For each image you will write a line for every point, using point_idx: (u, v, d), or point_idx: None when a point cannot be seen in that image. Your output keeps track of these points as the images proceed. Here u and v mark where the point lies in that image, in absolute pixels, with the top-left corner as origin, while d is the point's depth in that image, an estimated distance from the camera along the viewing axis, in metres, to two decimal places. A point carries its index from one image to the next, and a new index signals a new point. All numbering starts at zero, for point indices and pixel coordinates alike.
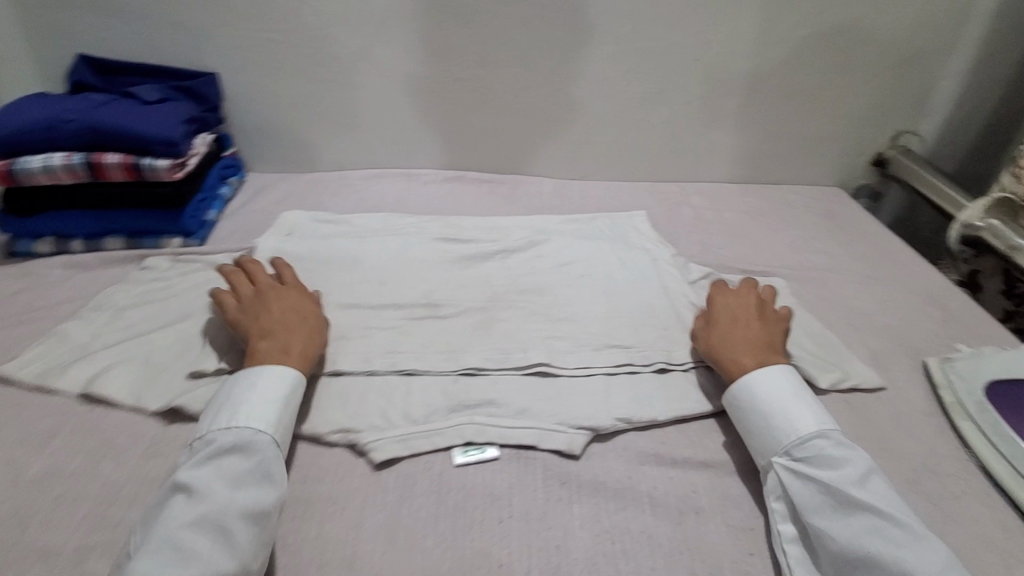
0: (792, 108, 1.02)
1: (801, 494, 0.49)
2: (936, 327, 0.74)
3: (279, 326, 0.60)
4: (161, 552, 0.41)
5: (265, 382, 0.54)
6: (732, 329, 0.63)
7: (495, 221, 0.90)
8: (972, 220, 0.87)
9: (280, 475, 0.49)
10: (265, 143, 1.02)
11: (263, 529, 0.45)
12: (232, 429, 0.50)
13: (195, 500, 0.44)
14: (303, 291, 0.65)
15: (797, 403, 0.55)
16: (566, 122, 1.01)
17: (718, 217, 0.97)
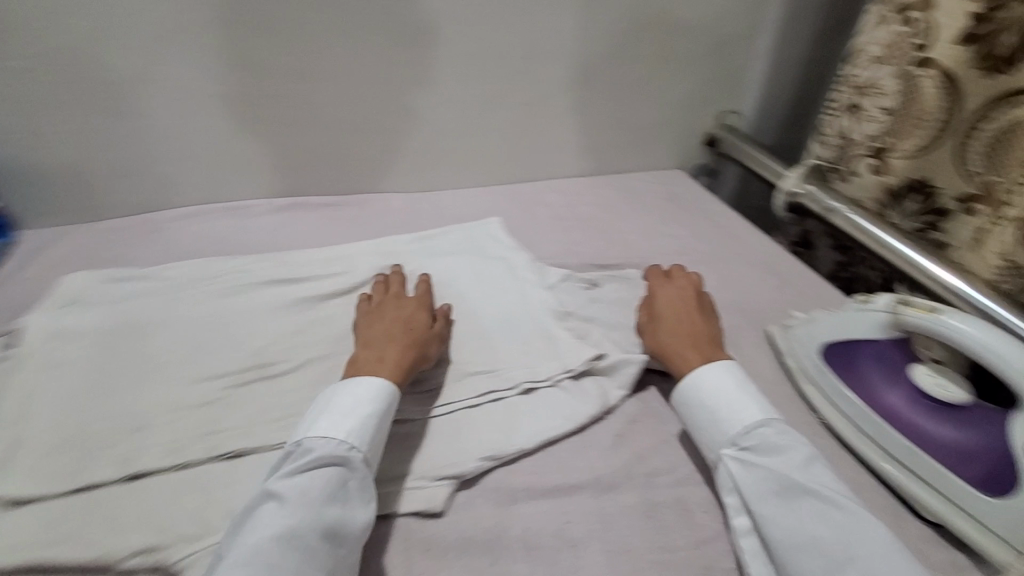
0: (624, 104, 1.04)
1: (751, 484, 0.49)
2: (776, 296, 0.78)
3: (389, 335, 0.59)
4: (251, 563, 0.41)
5: (364, 396, 0.52)
6: (672, 324, 0.63)
7: (338, 248, 0.79)
8: (792, 188, 0.91)
9: (368, 495, 0.48)
10: (34, 194, 0.83)
11: (338, 554, 0.44)
12: (329, 443, 0.48)
13: (288, 512, 0.43)
14: (423, 302, 0.64)
15: (739, 394, 0.55)
16: (405, 132, 0.93)
17: (576, 211, 0.97)
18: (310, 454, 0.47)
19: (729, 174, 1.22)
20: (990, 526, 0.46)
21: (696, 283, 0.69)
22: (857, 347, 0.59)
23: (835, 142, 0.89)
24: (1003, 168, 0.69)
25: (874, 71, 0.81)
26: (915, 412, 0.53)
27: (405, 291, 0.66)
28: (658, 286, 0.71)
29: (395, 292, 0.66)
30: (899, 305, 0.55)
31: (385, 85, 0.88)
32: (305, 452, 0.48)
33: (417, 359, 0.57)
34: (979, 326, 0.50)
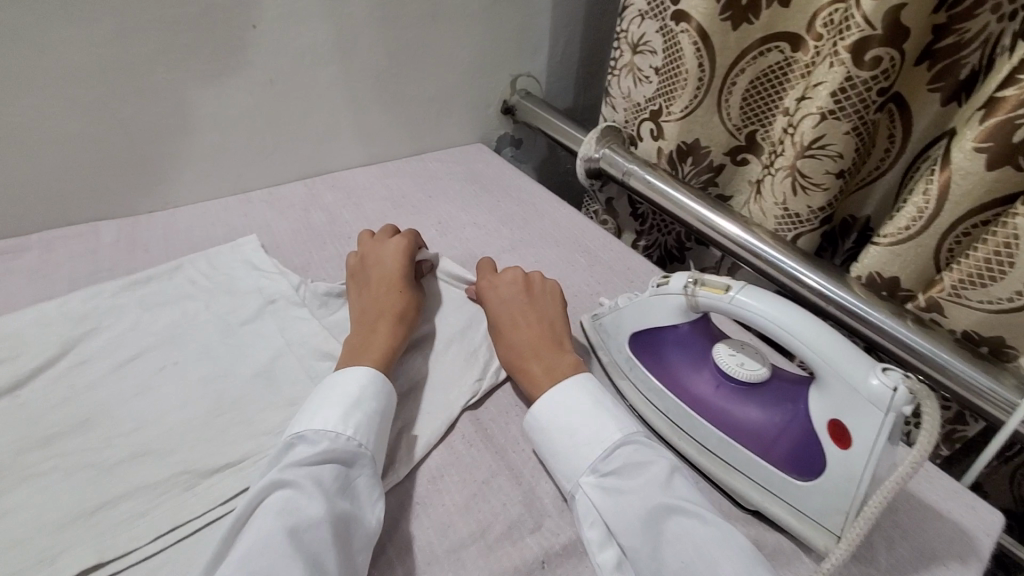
0: (398, 77, 0.89)
1: (616, 515, 0.42)
2: (584, 277, 0.72)
3: (379, 306, 0.56)
4: (263, 559, 0.35)
5: (373, 380, 0.48)
6: (511, 334, 0.56)
7: (3, 320, 0.54)
8: (590, 152, 0.85)
9: (378, 491, 0.44)
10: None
11: (348, 555, 0.39)
12: (336, 437, 0.44)
13: (303, 505, 0.39)
14: (403, 256, 0.62)
15: (596, 411, 0.48)
16: (101, 136, 0.68)
17: (361, 211, 0.82)
18: (320, 447, 0.42)
19: (534, 143, 1.15)
20: (805, 512, 0.44)
21: (523, 271, 0.62)
22: (662, 333, 0.54)
23: (622, 104, 0.85)
24: (761, 116, 0.74)
25: (641, 28, 0.76)
26: (723, 395, 0.49)
27: (381, 247, 0.63)
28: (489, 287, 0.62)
29: (373, 253, 0.63)
30: (692, 284, 0.50)
31: (34, 77, 0.60)
32: (310, 443, 0.43)
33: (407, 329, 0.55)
34: (765, 299, 0.46)
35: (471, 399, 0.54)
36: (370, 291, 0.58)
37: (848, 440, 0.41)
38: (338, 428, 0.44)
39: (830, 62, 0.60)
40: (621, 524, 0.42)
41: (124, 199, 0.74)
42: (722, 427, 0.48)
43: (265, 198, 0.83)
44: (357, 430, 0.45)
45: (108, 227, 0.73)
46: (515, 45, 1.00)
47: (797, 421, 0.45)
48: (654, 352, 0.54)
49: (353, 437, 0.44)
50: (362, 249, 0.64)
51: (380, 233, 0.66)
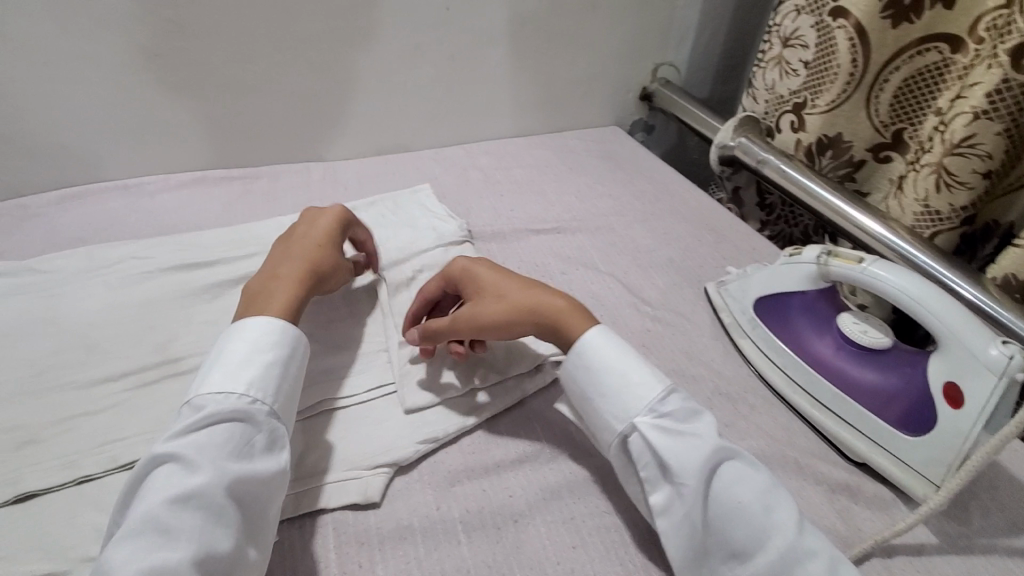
0: (553, 60, 1.00)
1: (676, 454, 0.42)
2: (709, 252, 0.79)
3: (284, 258, 0.56)
4: (143, 535, 0.36)
5: (263, 327, 0.48)
6: (520, 287, 0.54)
7: (256, 226, 0.73)
8: (726, 140, 0.90)
9: (276, 443, 0.44)
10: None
11: (248, 510, 0.40)
12: (228, 397, 0.44)
13: (186, 475, 0.39)
14: (324, 229, 0.60)
15: (639, 363, 0.48)
16: (322, 93, 0.85)
17: (509, 174, 0.94)
18: (205, 411, 0.42)
19: (666, 131, 1.21)
20: (911, 463, 0.49)
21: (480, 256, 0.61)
22: (790, 299, 0.62)
23: (764, 95, 0.89)
24: (912, 115, 0.75)
25: (795, 23, 0.81)
26: (843, 358, 0.56)
27: (311, 219, 0.62)
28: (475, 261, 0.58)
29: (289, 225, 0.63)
30: (825, 255, 0.57)
31: (287, 42, 0.79)
32: (197, 408, 0.43)
33: (316, 275, 0.55)
34: (898, 272, 0.52)
35: None
36: (281, 257, 0.57)
37: (960, 402, 0.47)
38: (221, 391, 0.44)
39: (988, 64, 0.62)
40: (682, 468, 0.42)
41: (328, 146, 0.92)
42: (838, 384, 0.55)
43: (430, 156, 0.97)
44: (239, 389, 0.44)
45: (314, 167, 0.90)
46: (663, 35, 1.07)
47: (914, 385, 0.51)
48: (772, 315, 0.62)
49: (241, 396, 0.44)
50: (303, 216, 0.63)
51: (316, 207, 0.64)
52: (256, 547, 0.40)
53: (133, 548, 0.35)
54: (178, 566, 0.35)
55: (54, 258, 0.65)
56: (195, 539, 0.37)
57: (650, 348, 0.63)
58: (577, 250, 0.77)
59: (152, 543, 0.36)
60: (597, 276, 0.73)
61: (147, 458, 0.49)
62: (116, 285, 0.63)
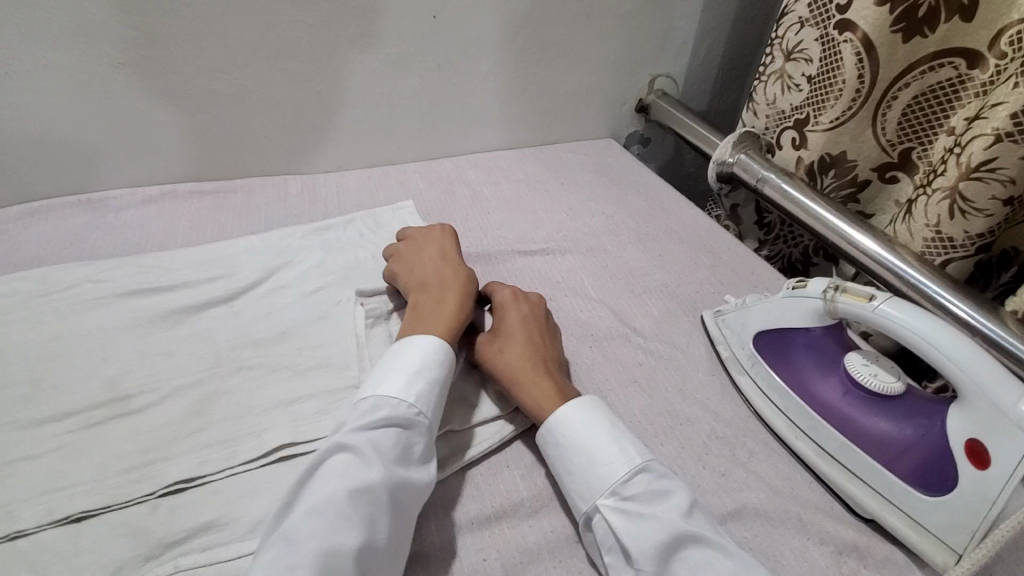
0: (546, 71, 0.95)
1: (634, 539, 0.41)
2: (707, 277, 0.74)
3: (443, 280, 0.59)
4: (322, 520, 0.37)
5: (435, 344, 0.50)
6: (526, 347, 0.54)
7: (225, 246, 0.69)
8: (724, 157, 0.86)
9: (430, 456, 0.46)
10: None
11: (404, 519, 0.41)
12: (399, 404, 0.45)
13: (364, 470, 0.40)
14: (455, 255, 0.64)
15: (613, 437, 0.46)
16: (301, 104, 0.81)
17: (498, 190, 0.89)
18: (379, 412, 0.44)
19: (663, 144, 1.17)
20: (923, 523, 0.45)
21: (544, 299, 0.61)
22: (793, 334, 0.57)
23: (764, 110, 0.85)
24: (922, 133, 0.71)
25: (798, 35, 0.77)
26: (849, 404, 0.52)
27: (438, 243, 0.65)
28: (510, 306, 0.58)
29: (422, 241, 0.65)
30: (833, 289, 0.53)
31: (264, 52, 0.75)
32: (374, 408, 0.45)
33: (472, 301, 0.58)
34: (911, 312, 0.48)
35: (586, 366, 0.60)
36: (431, 277, 0.59)
37: (986, 461, 0.43)
38: (397, 394, 0.46)
39: (1015, 81, 0.58)
40: (641, 556, 0.40)
41: (308, 159, 0.87)
42: (845, 433, 0.50)
43: (415, 169, 0.93)
44: (412, 397, 0.46)
45: (292, 180, 0.86)
46: (661, 45, 1.02)
47: (928, 438, 0.47)
48: (774, 351, 0.58)
49: (410, 404, 0.46)
50: (424, 238, 0.66)
51: (428, 229, 0.68)
52: (402, 554, 0.41)
53: (313, 531, 0.37)
54: (343, 563, 0.36)
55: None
56: (363, 535, 0.38)
57: (642, 385, 0.58)
58: (565, 274, 0.73)
59: (330, 530, 0.37)
60: (587, 303, 0.68)
61: (84, 515, 0.44)
62: (64, 313, 0.58)
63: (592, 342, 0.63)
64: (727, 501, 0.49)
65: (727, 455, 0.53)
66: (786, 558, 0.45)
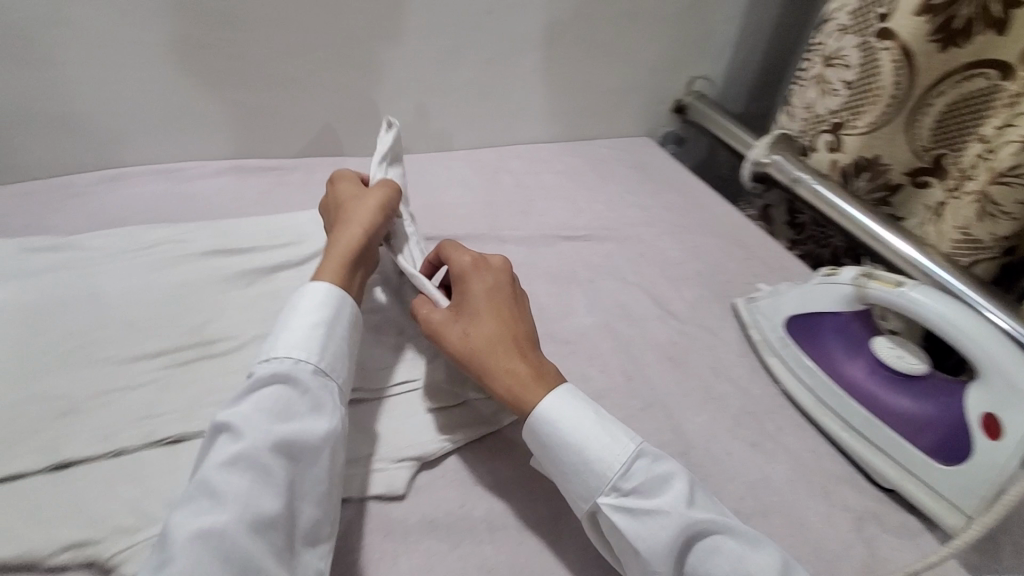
0: (590, 68, 1.00)
1: (643, 538, 0.40)
2: (740, 269, 0.78)
3: (343, 218, 0.56)
4: (195, 500, 0.37)
5: (311, 296, 0.48)
6: (495, 329, 0.49)
7: (293, 216, 0.74)
8: (760, 157, 0.90)
9: (324, 402, 0.44)
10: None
11: (296, 472, 0.40)
12: (274, 361, 0.44)
13: (234, 438, 0.39)
14: (353, 201, 0.59)
15: (598, 427, 0.44)
16: (361, 89, 0.87)
17: (540, 180, 0.94)
18: (251, 376, 0.43)
19: (698, 146, 1.21)
20: (940, 492, 0.50)
21: (509, 264, 0.55)
22: (823, 319, 0.62)
23: (801, 114, 0.89)
24: (954, 140, 0.74)
25: (839, 42, 0.81)
26: (875, 383, 0.56)
27: (343, 193, 0.61)
28: (474, 282, 0.53)
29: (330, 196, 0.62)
30: (863, 277, 0.58)
31: (332, 41, 0.81)
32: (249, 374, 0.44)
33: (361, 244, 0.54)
34: (937, 298, 0.53)
35: (625, 342, 0.64)
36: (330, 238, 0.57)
37: (999, 432, 0.48)
38: (270, 355, 0.45)
39: None
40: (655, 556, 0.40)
41: (365, 142, 0.93)
42: (869, 409, 0.55)
43: (462, 157, 0.98)
44: (290, 351, 0.44)
45: (348, 161, 0.91)
46: (701, 47, 1.06)
47: (948, 414, 0.52)
48: (804, 335, 0.62)
49: (287, 358, 0.44)
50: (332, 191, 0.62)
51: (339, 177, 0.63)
52: (312, 504, 0.40)
53: (190, 512, 0.36)
54: (224, 528, 0.35)
55: (92, 238, 0.66)
56: (243, 500, 0.37)
57: (677, 361, 0.63)
58: (604, 260, 0.77)
59: (205, 506, 0.36)
60: (625, 286, 0.73)
61: (181, 439, 0.50)
62: (151, 267, 0.64)
63: (631, 322, 0.67)
64: (754, 468, 0.53)
65: (757, 428, 0.57)
66: (807, 519, 0.49)
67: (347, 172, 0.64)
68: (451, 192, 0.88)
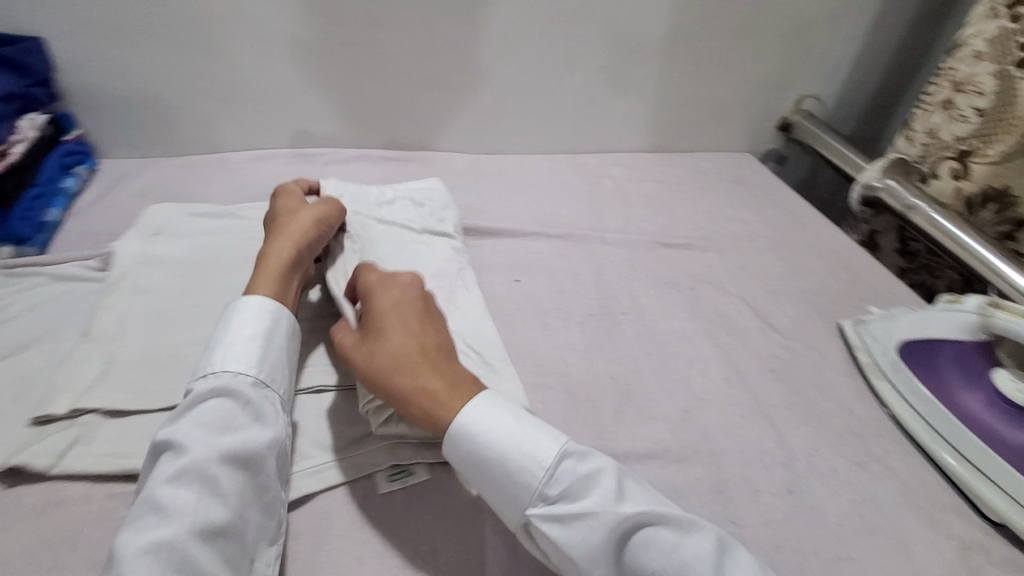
0: (698, 80, 1.01)
1: (577, 545, 0.40)
2: (844, 290, 0.77)
3: (277, 233, 0.58)
4: (146, 514, 0.38)
5: (246, 312, 0.49)
6: (398, 343, 0.47)
7: None
8: (871, 181, 0.88)
9: (264, 411, 0.45)
10: (103, 122, 0.83)
11: (250, 476, 0.42)
12: (215, 376, 0.45)
13: (181, 453, 0.40)
14: (296, 214, 0.61)
15: (511, 442, 0.43)
16: (478, 90, 0.93)
17: (639, 186, 0.96)
18: (193, 392, 0.44)
19: (798, 165, 1.18)
20: None
21: (418, 275, 0.53)
22: (939, 347, 0.61)
23: (922, 138, 0.86)
24: None
25: (972, 68, 0.78)
26: (994, 414, 0.57)
27: (286, 206, 0.62)
28: (380, 292, 0.51)
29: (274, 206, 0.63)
30: (990, 307, 0.56)
31: (459, 45, 0.87)
32: (191, 391, 0.45)
33: (297, 257, 0.56)
34: None
35: (726, 350, 0.65)
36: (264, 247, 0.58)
37: None
38: (208, 370, 0.46)
39: None
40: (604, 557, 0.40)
41: (475, 139, 0.99)
42: (985, 439, 0.55)
43: (563, 159, 1.01)
44: (231, 366, 0.46)
45: (459, 156, 0.97)
46: (815, 65, 1.05)
47: None
48: (917, 362, 0.62)
49: (228, 372, 0.45)
50: (275, 204, 0.64)
51: (282, 192, 0.65)
52: (257, 510, 0.42)
53: (136, 529, 0.37)
54: (176, 539, 0.37)
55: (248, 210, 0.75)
56: (196, 508, 0.38)
57: (778, 374, 0.63)
58: (704, 269, 0.78)
59: (157, 519, 0.37)
60: (725, 296, 0.74)
61: None
62: None
63: (732, 332, 0.68)
64: (856, 486, 0.53)
65: (860, 449, 0.57)
66: (911, 541, 0.50)
67: (292, 187, 0.66)
68: (554, 192, 0.92)
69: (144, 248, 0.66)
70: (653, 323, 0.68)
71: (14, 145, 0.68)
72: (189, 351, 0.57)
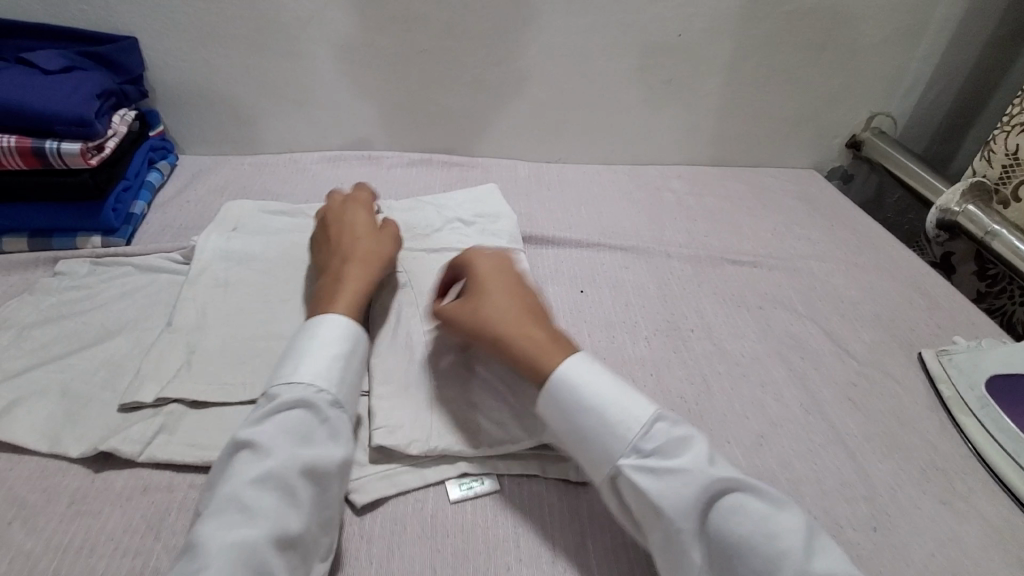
0: (766, 95, 0.99)
1: (669, 497, 0.39)
2: (923, 317, 0.74)
3: (350, 253, 0.57)
4: (228, 514, 0.38)
5: (328, 326, 0.49)
6: (504, 299, 0.51)
7: None
8: (950, 204, 0.85)
9: (342, 427, 0.45)
10: (184, 120, 0.87)
11: (320, 492, 0.42)
12: (298, 386, 0.45)
13: (263, 460, 0.41)
14: (368, 228, 0.60)
15: (615, 392, 0.45)
16: (544, 98, 0.93)
17: (702, 201, 0.94)
18: (276, 400, 0.43)
19: (866, 184, 1.15)
20: None
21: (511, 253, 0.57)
22: None
23: (1002, 159, 0.81)
24: None
25: None
26: None
27: (352, 217, 0.62)
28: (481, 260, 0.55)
29: (338, 213, 0.63)
30: None
31: (529, 54, 0.87)
32: (272, 397, 0.44)
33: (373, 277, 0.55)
34: None
35: (801, 374, 0.63)
36: (332, 259, 0.57)
37: None
38: (292, 377, 0.45)
39: None
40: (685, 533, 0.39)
41: (535, 146, 0.99)
42: None
43: (624, 171, 1.00)
44: (312, 377, 0.45)
45: (520, 164, 0.97)
46: (890, 83, 1.01)
47: None
48: (1007, 398, 0.60)
49: (310, 383, 0.45)
50: (336, 212, 0.63)
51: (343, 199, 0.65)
52: (322, 527, 0.42)
53: (219, 524, 0.38)
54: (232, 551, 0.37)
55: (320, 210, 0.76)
56: (275, 519, 0.39)
57: (857, 403, 0.61)
58: (773, 289, 0.76)
59: (238, 521, 0.38)
60: (797, 318, 0.71)
61: None
62: None
63: (805, 355, 0.66)
64: (943, 524, 0.51)
65: (947, 486, 0.54)
66: None
67: (360, 195, 0.66)
68: (616, 203, 0.91)
69: (223, 242, 0.68)
70: (723, 342, 0.67)
71: (110, 137, 0.71)
72: (268, 345, 0.58)
